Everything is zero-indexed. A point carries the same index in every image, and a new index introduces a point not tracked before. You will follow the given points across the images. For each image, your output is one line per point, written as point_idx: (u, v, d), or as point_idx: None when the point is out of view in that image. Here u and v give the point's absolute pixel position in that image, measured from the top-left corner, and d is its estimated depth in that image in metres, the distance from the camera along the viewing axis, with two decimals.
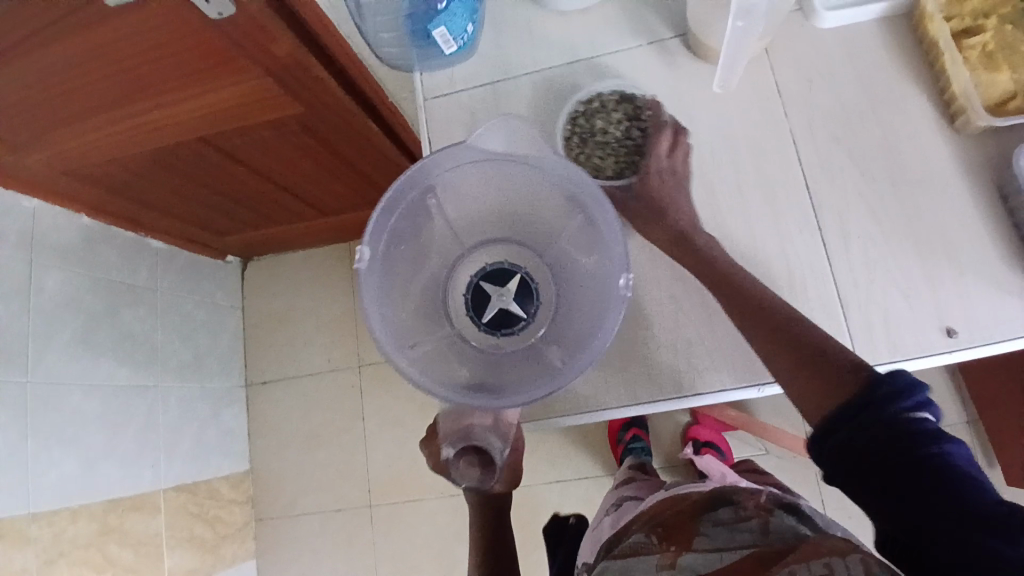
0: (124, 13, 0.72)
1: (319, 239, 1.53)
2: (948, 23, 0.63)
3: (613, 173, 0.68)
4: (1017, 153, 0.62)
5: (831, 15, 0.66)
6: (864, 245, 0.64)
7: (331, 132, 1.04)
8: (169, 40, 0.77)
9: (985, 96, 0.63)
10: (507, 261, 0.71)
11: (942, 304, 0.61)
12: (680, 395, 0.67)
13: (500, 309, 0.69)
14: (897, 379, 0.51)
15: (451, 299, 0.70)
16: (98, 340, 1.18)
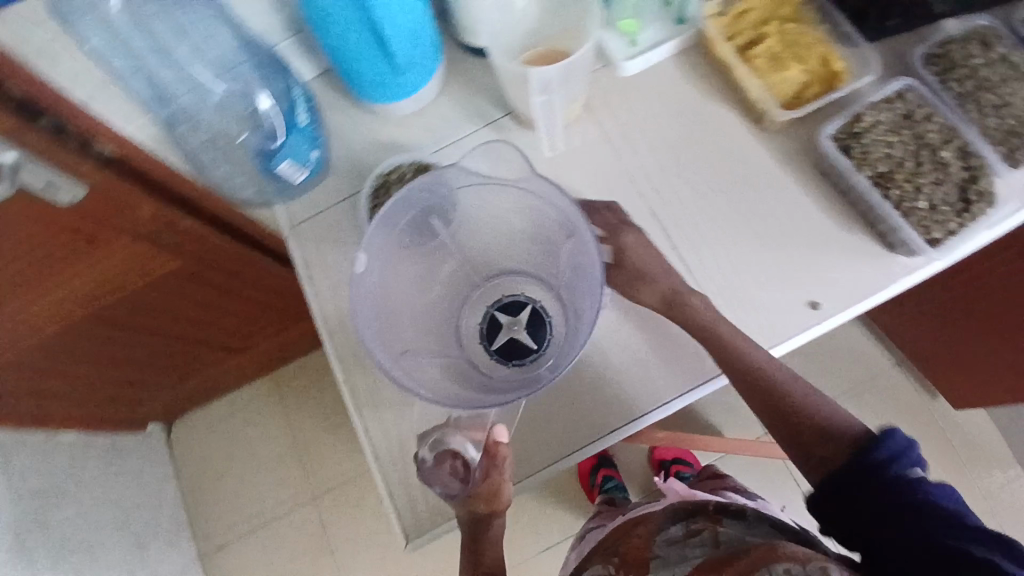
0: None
1: (240, 378, 1.48)
2: (731, 41, 0.71)
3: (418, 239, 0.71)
4: (819, 138, 0.70)
5: (630, 63, 0.73)
6: (725, 251, 0.69)
7: (216, 273, 1.03)
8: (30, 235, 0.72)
9: (783, 95, 0.70)
10: (525, 294, 0.73)
11: (802, 282, 0.67)
12: (626, 422, 0.66)
13: (511, 337, 0.71)
14: (879, 438, 0.57)
15: (464, 326, 0.73)
16: (33, 550, 1.07)
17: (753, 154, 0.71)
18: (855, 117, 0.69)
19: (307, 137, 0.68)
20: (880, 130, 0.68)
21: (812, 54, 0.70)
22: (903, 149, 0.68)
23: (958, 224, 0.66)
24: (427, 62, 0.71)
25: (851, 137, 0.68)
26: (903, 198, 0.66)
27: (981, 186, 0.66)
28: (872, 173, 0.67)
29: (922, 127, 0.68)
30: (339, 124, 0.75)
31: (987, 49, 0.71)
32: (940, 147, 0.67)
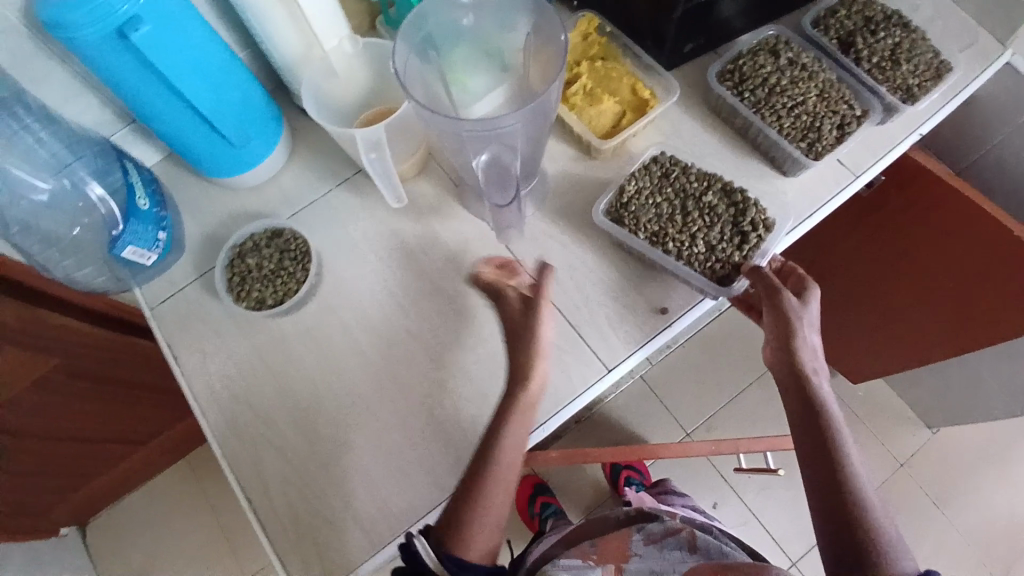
0: None
1: (158, 465, 1.44)
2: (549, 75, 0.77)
3: (275, 304, 0.72)
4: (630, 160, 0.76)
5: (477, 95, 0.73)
6: (572, 273, 0.73)
7: (104, 363, 1.02)
8: None
9: (601, 126, 0.76)
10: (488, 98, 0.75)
11: (647, 291, 0.72)
12: None
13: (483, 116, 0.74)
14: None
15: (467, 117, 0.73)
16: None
17: (585, 180, 0.77)
18: (620, 190, 0.74)
19: (150, 221, 0.69)
20: (646, 196, 0.73)
21: (621, 86, 0.77)
22: (669, 206, 0.73)
23: (741, 257, 0.71)
24: (264, 133, 0.74)
25: (621, 209, 0.72)
26: (682, 248, 0.71)
27: (752, 217, 0.71)
28: (648, 236, 0.71)
29: (683, 180, 0.74)
30: (190, 201, 0.78)
31: (775, 57, 0.80)
32: (703, 194, 0.73)
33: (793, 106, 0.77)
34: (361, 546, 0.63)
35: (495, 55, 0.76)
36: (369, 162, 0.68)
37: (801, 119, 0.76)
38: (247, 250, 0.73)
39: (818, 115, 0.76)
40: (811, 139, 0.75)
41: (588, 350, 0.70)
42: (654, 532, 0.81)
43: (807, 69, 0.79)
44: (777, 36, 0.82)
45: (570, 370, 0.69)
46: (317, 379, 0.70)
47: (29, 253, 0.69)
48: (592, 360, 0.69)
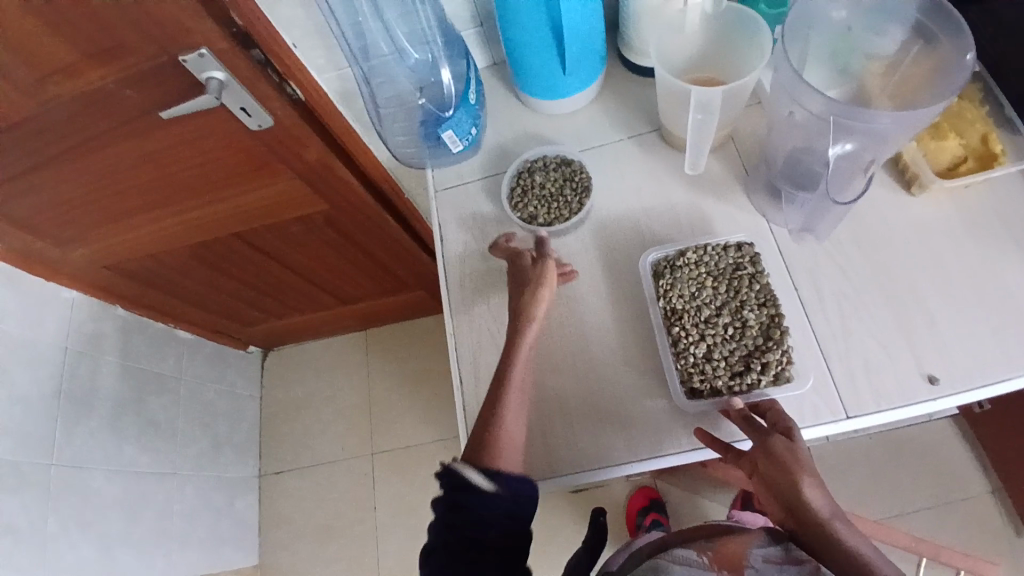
0: (183, 118, 0.79)
1: (339, 327, 1.61)
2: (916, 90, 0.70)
3: (544, 224, 0.76)
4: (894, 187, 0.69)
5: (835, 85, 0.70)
6: (840, 304, 0.67)
7: (352, 223, 1.14)
8: (219, 146, 0.87)
9: (936, 161, 0.70)
10: (849, 82, 0.71)
11: (920, 354, 0.64)
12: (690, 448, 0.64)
13: (847, 93, 0.70)
14: None
15: (827, 92, 0.70)
16: (127, 427, 1.22)
17: (890, 214, 0.70)
18: (680, 253, 0.71)
19: (472, 115, 0.76)
20: (697, 272, 0.70)
21: (972, 128, 0.70)
22: (712, 295, 0.69)
23: (727, 385, 0.65)
24: (591, 69, 0.77)
25: (667, 268, 0.70)
26: (682, 338, 0.67)
27: (768, 360, 0.65)
28: (664, 308, 0.69)
29: (739, 282, 0.69)
30: (497, 110, 0.84)
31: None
32: (747, 306, 0.68)
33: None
34: (542, 468, 0.66)
35: (841, 56, 0.70)
36: (692, 122, 0.69)
37: None
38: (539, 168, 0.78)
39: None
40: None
41: (829, 386, 0.64)
42: (774, 555, 0.54)
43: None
44: None
45: (805, 398, 0.64)
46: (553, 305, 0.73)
47: (372, 107, 0.79)
48: (831, 397, 0.64)
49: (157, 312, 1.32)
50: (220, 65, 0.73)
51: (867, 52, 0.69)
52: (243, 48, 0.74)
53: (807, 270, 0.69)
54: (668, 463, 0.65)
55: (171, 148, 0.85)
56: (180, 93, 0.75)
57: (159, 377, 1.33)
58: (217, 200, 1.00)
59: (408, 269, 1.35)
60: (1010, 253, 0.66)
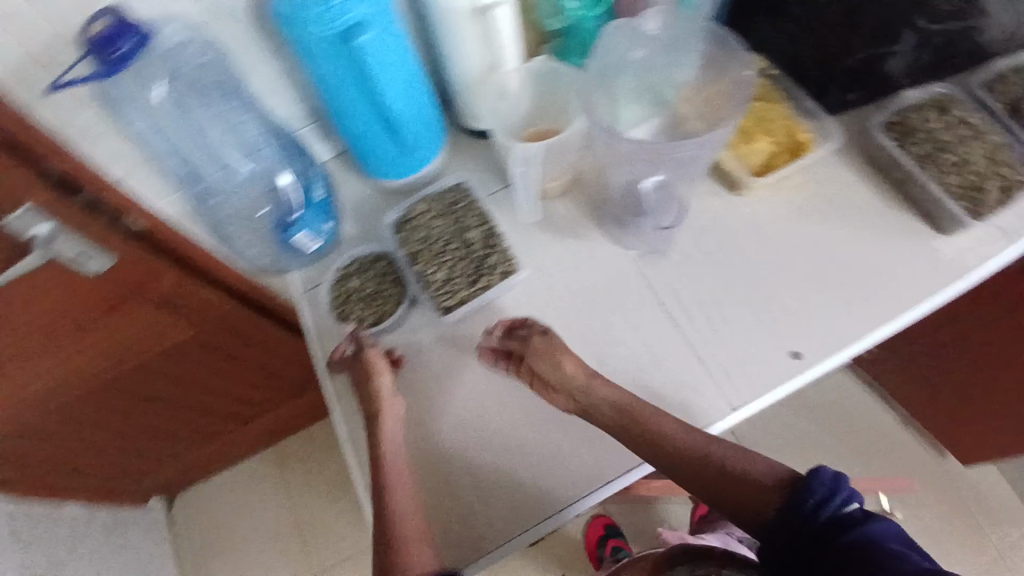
0: (8, 283, 0.72)
1: (246, 448, 1.50)
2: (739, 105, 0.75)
3: (375, 324, 0.73)
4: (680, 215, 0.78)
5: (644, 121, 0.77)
6: (702, 308, 0.73)
7: (230, 340, 1.08)
8: (60, 300, 0.80)
9: (751, 159, 0.76)
10: (661, 113, 0.78)
11: (781, 334, 0.70)
12: (618, 475, 0.65)
13: (659, 124, 0.78)
14: (810, 479, 0.53)
15: (638, 127, 0.77)
16: None
17: (727, 218, 0.77)
18: (409, 208, 0.77)
19: (321, 211, 0.76)
20: (427, 216, 0.76)
21: (777, 121, 0.77)
22: (443, 231, 0.75)
23: (468, 292, 0.73)
24: (432, 140, 0.79)
25: (403, 224, 0.76)
26: (427, 272, 0.73)
27: (491, 262, 0.74)
28: (406, 253, 0.74)
29: (461, 213, 0.76)
30: (349, 198, 0.83)
31: (942, 115, 0.75)
32: (470, 229, 0.75)
33: (959, 164, 0.72)
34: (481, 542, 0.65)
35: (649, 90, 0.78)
36: (516, 175, 0.72)
37: (968, 178, 0.71)
38: (362, 267, 0.76)
39: (986, 175, 0.71)
40: (977, 197, 0.70)
41: (714, 384, 0.69)
42: None
43: (978, 127, 0.74)
44: (949, 96, 0.77)
45: (698, 403, 0.68)
46: (448, 380, 0.71)
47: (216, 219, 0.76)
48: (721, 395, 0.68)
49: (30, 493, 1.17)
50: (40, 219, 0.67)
51: (671, 82, 0.77)
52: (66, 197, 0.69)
53: (674, 288, 0.74)
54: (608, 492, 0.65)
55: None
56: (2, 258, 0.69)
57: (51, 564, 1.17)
58: (69, 356, 0.91)
59: (305, 369, 1.30)
60: (833, 228, 0.75)
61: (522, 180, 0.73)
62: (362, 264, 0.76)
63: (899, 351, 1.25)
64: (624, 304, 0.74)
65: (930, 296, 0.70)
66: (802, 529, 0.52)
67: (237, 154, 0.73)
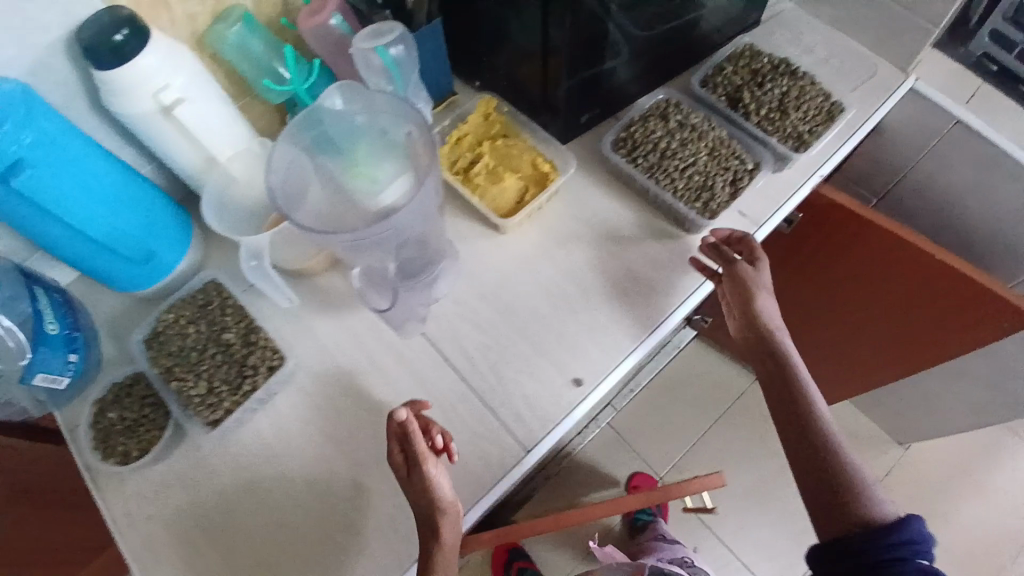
0: None
1: None
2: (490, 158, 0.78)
3: (141, 455, 0.69)
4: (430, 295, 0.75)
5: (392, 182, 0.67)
6: (485, 353, 0.74)
7: None
8: None
9: (500, 201, 0.78)
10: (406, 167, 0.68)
11: (561, 364, 0.73)
12: (424, 548, 0.65)
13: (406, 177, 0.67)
14: (901, 524, 0.61)
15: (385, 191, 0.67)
16: None
17: (495, 258, 0.79)
18: (156, 321, 0.72)
19: (60, 346, 0.69)
20: (178, 324, 0.72)
21: (518, 157, 0.79)
22: (198, 337, 0.71)
23: (234, 399, 0.69)
24: (174, 241, 0.74)
25: (153, 339, 0.71)
26: (185, 387, 0.69)
27: (253, 361, 0.70)
28: (158, 371, 0.70)
29: (215, 314, 0.73)
30: (106, 316, 0.78)
31: (665, 121, 0.81)
32: (227, 329, 0.72)
33: (686, 167, 0.78)
34: None
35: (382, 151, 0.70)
36: (249, 270, 0.69)
37: (694, 179, 0.78)
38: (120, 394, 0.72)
39: (711, 173, 0.78)
40: (705, 198, 0.77)
41: (506, 430, 0.70)
42: None
43: (697, 128, 0.81)
44: (667, 101, 0.84)
45: (490, 453, 0.69)
46: (237, 491, 0.69)
47: None
48: (509, 440, 0.69)
49: None
50: None
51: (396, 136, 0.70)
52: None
53: (457, 340, 0.75)
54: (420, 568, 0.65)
55: None
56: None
57: None
58: None
59: None
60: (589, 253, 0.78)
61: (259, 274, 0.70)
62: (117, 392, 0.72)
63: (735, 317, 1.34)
64: (410, 367, 0.74)
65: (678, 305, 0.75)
66: (860, 546, 0.62)
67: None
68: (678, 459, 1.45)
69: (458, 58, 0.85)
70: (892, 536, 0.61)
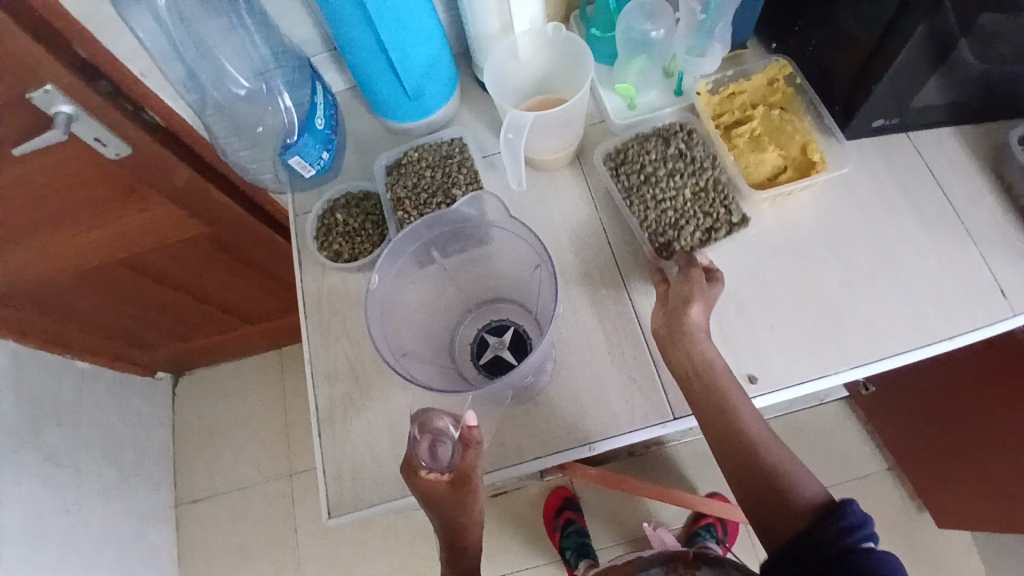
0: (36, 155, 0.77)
1: (252, 346, 1.60)
2: (746, 131, 0.76)
3: (349, 260, 0.78)
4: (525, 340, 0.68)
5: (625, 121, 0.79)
6: None
7: (239, 244, 1.14)
8: (82, 175, 0.86)
9: (755, 172, 0.75)
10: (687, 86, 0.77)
11: (739, 357, 0.70)
12: (547, 453, 0.68)
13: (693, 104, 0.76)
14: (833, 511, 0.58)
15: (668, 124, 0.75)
16: (24, 458, 1.17)
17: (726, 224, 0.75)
18: (403, 154, 0.78)
19: (320, 140, 0.76)
20: (418, 164, 0.77)
21: (791, 137, 0.76)
22: (431, 183, 0.76)
23: None
24: (443, 89, 0.78)
25: (394, 168, 0.77)
26: (405, 221, 0.74)
27: None
28: (391, 197, 0.75)
29: (452, 169, 0.76)
30: (356, 131, 0.85)
31: (665, 146, 0.77)
32: (457, 185, 0.75)
33: (663, 199, 0.75)
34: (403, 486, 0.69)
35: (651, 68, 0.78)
36: (502, 141, 0.71)
37: (666, 215, 0.74)
38: (350, 201, 0.79)
39: (685, 213, 0.74)
40: (669, 237, 0.73)
41: (657, 389, 0.69)
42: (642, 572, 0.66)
43: (694, 163, 0.76)
44: (683, 125, 0.79)
45: (633, 402, 0.69)
46: None
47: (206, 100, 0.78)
48: (660, 402, 0.69)
49: (51, 342, 1.26)
50: (68, 98, 0.73)
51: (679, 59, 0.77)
52: (90, 80, 0.75)
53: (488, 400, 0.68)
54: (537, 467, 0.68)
55: (33, 179, 0.83)
56: (32, 128, 0.75)
57: (61, 408, 1.29)
58: (90, 228, 0.98)
59: None
60: (819, 265, 0.73)
61: (513, 152, 0.71)
62: (350, 199, 0.80)
63: (907, 396, 1.22)
64: (594, 292, 0.74)
65: (899, 353, 0.68)
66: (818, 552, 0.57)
67: (234, 65, 0.77)
68: None
69: (768, 17, 0.81)
70: (835, 524, 0.57)
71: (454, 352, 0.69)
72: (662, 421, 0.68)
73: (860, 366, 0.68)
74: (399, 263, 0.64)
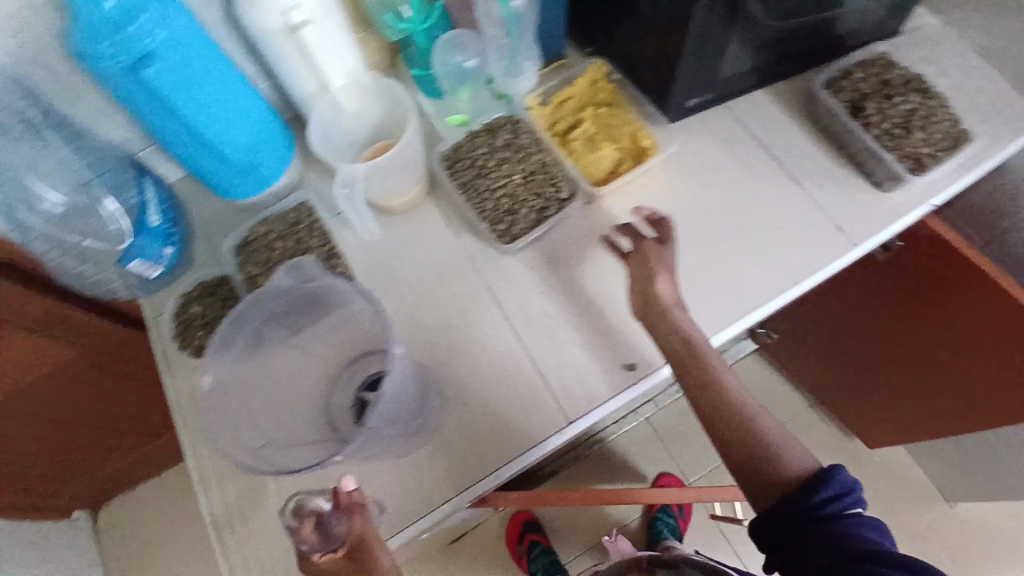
0: None
1: (171, 456, 1.51)
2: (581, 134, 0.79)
3: None
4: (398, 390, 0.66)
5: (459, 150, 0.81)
6: (546, 322, 0.74)
7: (120, 358, 1.08)
8: None
9: (593, 171, 0.78)
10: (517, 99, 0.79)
11: (620, 348, 0.72)
12: (459, 492, 0.67)
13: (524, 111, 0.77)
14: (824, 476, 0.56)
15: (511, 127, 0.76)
16: None
17: (581, 226, 0.78)
18: (249, 231, 0.76)
19: (160, 237, 0.73)
20: (267, 238, 0.75)
21: (620, 131, 0.79)
22: (283, 254, 0.75)
23: None
24: (279, 156, 0.77)
25: (242, 248, 0.75)
26: None
27: None
28: (244, 277, 0.74)
29: (302, 235, 0.76)
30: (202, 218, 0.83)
31: (492, 137, 0.79)
32: (310, 250, 0.75)
33: (497, 188, 0.77)
34: None
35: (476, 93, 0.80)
36: (341, 197, 0.71)
37: (502, 203, 0.76)
38: (202, 291, 0.76)
39: (520, 197, 0.76)
40: (506, 223, 0.76)
41: (551, 400, 0.70)
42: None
43: (524, 148, 0.78)
44: (509, 116, 0.81)
45: (532, 419, 0.69)
46: None
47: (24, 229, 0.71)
48: (556, 412, 0.70)
49: None
50: None
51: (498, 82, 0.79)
52: None
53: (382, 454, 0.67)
54: (453, 509, 0.68)
55: None
56: None
57: None
58: None
59: None
60: None
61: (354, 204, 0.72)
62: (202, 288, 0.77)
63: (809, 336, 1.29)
64: (472, 322, 0.74)
65: (760, 306, 0.73)
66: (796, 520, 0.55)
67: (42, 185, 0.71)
68: (712, 470, 1.42)
69: (575, 26, 0.86)
70: (818, 493, 0.55)
71: (332, 418, 0.67)
72: (561, 429, 0.69)
73: (728, 328, 0.72)
74: (234, 357, 0.62)
